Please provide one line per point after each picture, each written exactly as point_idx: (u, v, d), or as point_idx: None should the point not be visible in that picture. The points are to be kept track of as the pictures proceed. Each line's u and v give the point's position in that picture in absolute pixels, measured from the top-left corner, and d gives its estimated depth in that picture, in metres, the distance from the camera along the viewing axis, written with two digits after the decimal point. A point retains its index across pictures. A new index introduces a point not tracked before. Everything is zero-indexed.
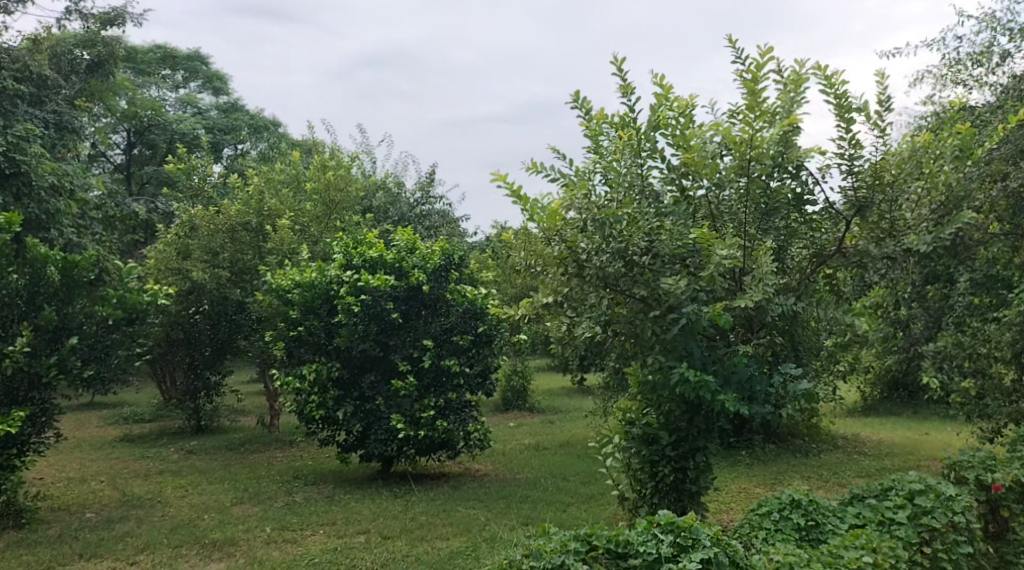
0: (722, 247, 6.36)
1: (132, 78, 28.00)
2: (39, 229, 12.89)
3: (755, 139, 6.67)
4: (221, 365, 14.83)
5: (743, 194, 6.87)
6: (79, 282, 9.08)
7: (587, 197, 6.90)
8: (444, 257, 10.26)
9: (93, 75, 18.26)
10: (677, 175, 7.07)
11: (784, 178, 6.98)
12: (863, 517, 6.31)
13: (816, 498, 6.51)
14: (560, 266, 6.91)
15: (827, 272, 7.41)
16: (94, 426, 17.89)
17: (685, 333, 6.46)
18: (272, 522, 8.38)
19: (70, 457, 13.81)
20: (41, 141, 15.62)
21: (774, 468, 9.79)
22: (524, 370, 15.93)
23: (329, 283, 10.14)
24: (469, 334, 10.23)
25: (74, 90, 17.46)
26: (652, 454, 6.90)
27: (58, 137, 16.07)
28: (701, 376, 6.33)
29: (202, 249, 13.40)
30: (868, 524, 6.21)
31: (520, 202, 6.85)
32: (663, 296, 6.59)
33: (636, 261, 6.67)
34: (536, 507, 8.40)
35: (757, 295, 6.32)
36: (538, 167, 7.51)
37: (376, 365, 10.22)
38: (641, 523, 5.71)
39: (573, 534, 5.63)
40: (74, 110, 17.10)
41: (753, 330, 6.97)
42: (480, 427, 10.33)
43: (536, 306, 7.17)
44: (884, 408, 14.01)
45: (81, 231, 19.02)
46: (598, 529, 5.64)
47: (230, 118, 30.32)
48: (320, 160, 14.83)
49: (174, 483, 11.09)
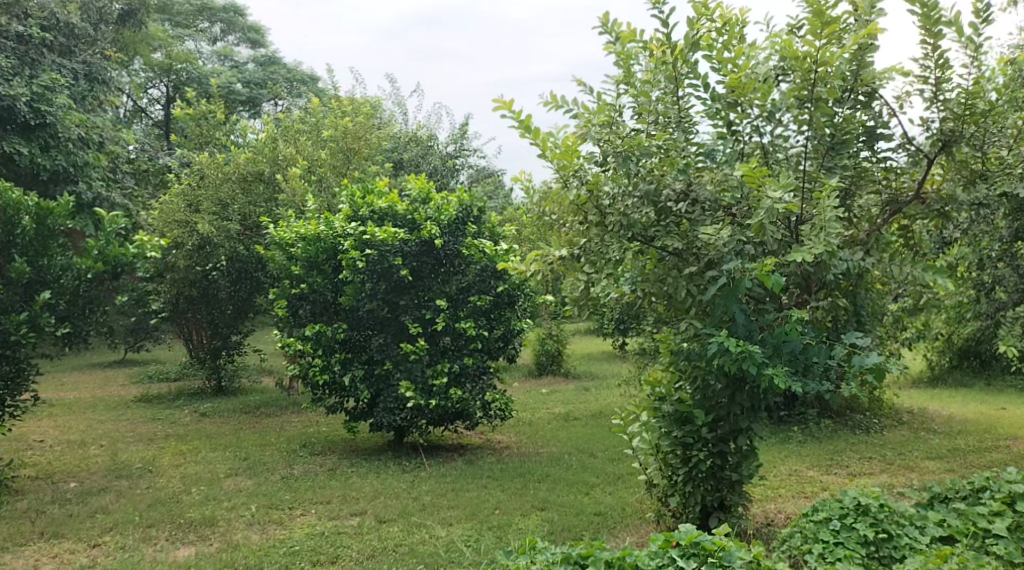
0: (775, 187, 5.31)
1: (167, 30, 27.33)
2: (70, 180, 16.92)
3: (819, 54, 5.58)
4: (241, 324, 14.00)
5: (804, 127, 5.76)
6: (54, 231, 8.30)
7: (612, 129, 5.90)
8: (461, 208, 9.26)
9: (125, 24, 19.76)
10: (723, 107, 5.93)
11: (851, 105, 5.77)
12: (950, 528, 5.29)
13: (887, 502, 5.49)
14: (578, 214, 5.97)
15: (901, 223, 6.34)
16: (118, 385, 17.27)
17: (724, 294, 5.37)
18: (260, 499, 7.49)
19: (78, 418, 13.10)
20: (69, 90, 17.08)
21: (831, 447, 8.71)
22: (560, 333, 14.92)
23: (336, 237, 9.18)
24: (489, 294, 9.24)
25: (106, 40, 18.79)
26: (686, 436, 5.83)
27: (86, 88, 17.61)
28: (743, 345, 5.25)
29: (209, 200, 12.64)
30: (958, 539, 5.27)
31: (530, 136, 5.78)
32: (701, 250, 5.66)
33: (670, 210, 5.78)
34: (556, 489, 7.41)
35: (817, 248, 5.20)
36: (559, 102, 6.36)
37: (386, 327, 9.29)
38: (658, 542, 5.00)
39: (561, 556, 4.92)
40: (106, 62, 18.47)
41: (811, 291, 5.81)
42: (500, 396, 9.34)
43: (549, 263, 6.05)
44: (953, 378, 12.78)
45: (109, 185, 18.62)
46: (596, 551, 4.92)
47: (267, 71, 29.38)
48: (340, 107, 13.88)
49: (174, 449, 10.29)
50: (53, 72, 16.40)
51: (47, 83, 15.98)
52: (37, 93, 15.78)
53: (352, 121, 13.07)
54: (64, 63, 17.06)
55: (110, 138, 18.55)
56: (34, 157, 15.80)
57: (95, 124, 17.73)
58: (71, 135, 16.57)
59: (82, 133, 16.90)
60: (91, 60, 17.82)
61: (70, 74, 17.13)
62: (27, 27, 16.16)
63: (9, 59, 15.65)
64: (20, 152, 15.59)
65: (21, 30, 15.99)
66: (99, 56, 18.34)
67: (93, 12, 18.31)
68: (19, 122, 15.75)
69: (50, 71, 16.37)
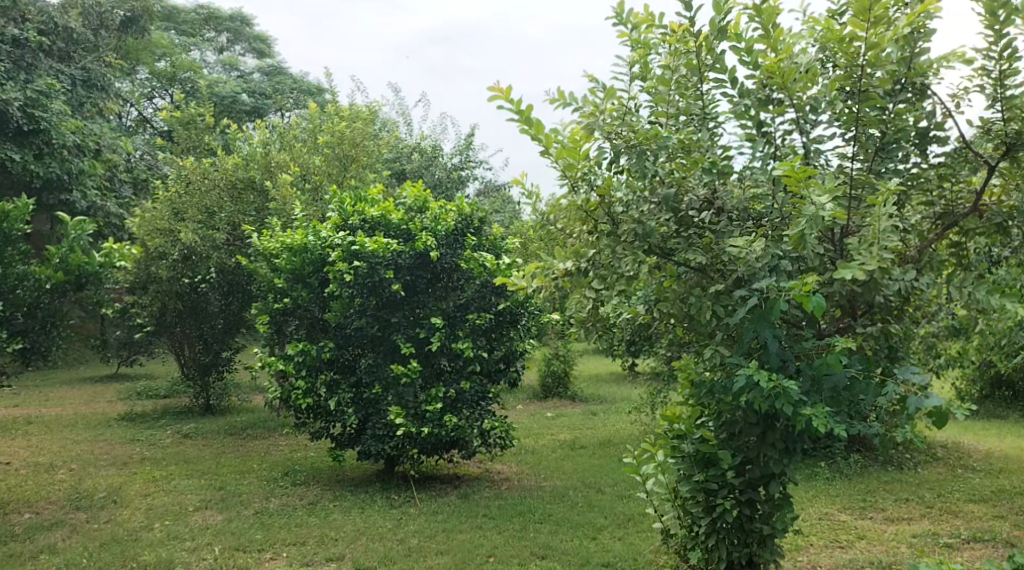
0: (819, 191, 4.57)
1: (172, 39, 26.76)
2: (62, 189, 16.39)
3: (869, 32, 4.75)
4: (231, 340, 13.22)
5: (846, 124, 4.97)
6: (10, 237, 7.75)
7: (624, 121, 5.10)
8: (460, 218, 8.49)
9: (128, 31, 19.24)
10: (754, 103, 5.14)
11: (907, 96, 4.93)
12: None
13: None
14: (587, 222, 5.19)
15: (955, 239, 5.53)
16: (104, 401, 16.45)
17: (754, 318, 4.61)
18: (226, 538, 6.72)
19: (55, 437, 12.34)
20: (65, 96, 16.52)
21: (863, 486, 7.90)
22: (566, 353, 14.11)
23: (323, 247, 8.44)
24: (488, 312, 8.45)
25: (107, 46, 18.21)
26: (709, 481, 5.00)
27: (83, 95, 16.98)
28: (777, 380, 4.46)
29: (196, 207, 11.96)
30: None
31: (531, 130, 4.98)
32: (730, 265, 4.90)
33: (692, 219, 5.04)
34: (559, 533, 6.62)
35: (868, 265, 4.39)
36: (567, 99, 5.40)
37: (376, 345, 8.50)
38: None
39: None
40: (105, 68, 17.90)
41: (855, 315, 4.99)
42: (499, 423, 8.54)
43: (553, 278, 5.26)
44: (986, 408, 11.94)
45: (104, 194, 17.97)
46: None
47: (273, 80, 28.69)
48: (337, 112, 13.12)
49: (147, 475, 9.49)
50: (49, 77, 15.79)
51: (42, 88, 15.36)
52: (31, 98, 15.22)
53: (349, 127, 12.35)
54: (61, 69, 16.54)
55: (107, 146, 17.97)
56: (25, 163, 15.23)
57: (90, 131, 17.07)
58: (67, 142, 16.02)
59: (78, 140, 16.34)
60: (90, 67, 17.28)
61: (68, 81, 16.70)
62: (24, 31, 15.64)
63: (3, 63, 15.04)
64: (12, 158, 15.03)
65: (17, 33, 15.48)
66: (98, 61, 17.77)
67: (93, 16, 17.74)
68: (13, 128, 15.20)
69: (47, 77, 15.77)
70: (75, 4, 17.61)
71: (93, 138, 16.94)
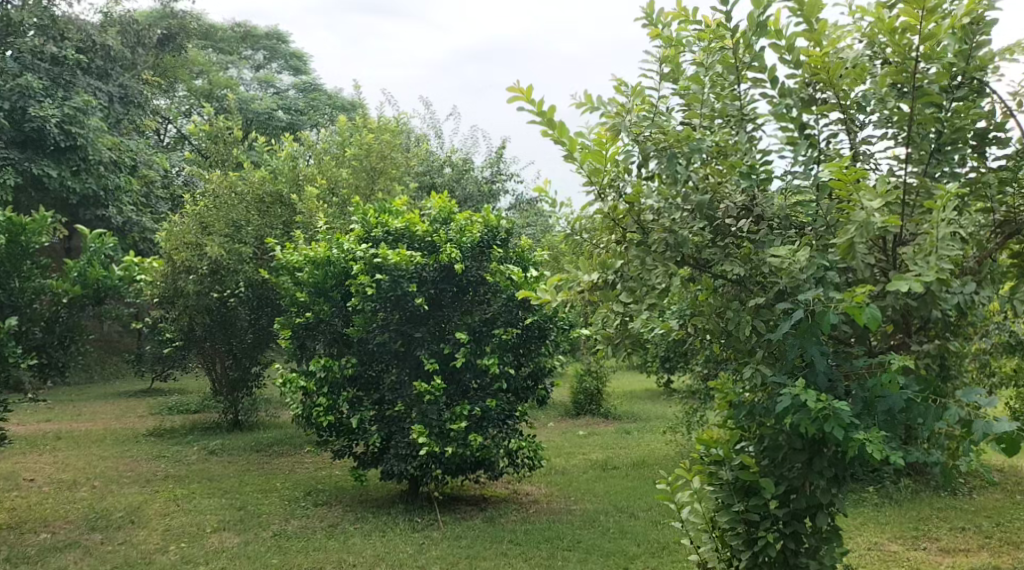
0: (869, 196, 4.19)
1: (208, 57, 26.85)
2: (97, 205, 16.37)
3: (925, 24, 4.40)
4: (261, 356, 13.02)
5: (899, 124, 4.59)
6: (28, 250, 7.51)
7: (653, 123, 4.77)
8: (486, 229, 8.19)
9: (164, 49, 19.27)
10: (796, 104, 4.76)
11: (965, 92, 4.55)
12: None
13: None
14: (614, 231, 4.84)
15: (1014, 248, 5.13)
16: (135, 416, 16.31)
17: (799, 334, 4.23)
18: (242, 564, 6.45)
19: (83, 453, 12.18)
20: (102, 113, 16.53)
21: (914, 513, 7.45)
22: (599, 370, 13.74)
23: (346, 260, 8.21)
24: (516, 327, 8.11)
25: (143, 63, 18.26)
26: (750, 512, 4.60)
27: (119, 111, 17.00)
28: (826, 402, 4.07)
29: (223, 221, 11.78)
30: None
31: (553, 132, 4.64)
32: (771, 277, 4.53)
33: (728, 228, 4.68)
34: (590, 562, 6.26)
35: (925, 276, 4.01)
36: (594, 102, 4.92)
37: (401, 362, 8.20)
38: None
39: None
40: (141, 85, 17.91)
41: (909, 331, 4.60)
42: (527, 443, 8.20)
43: (578, 291, 4.92)
44: None
45: (138, 210, 17.94)
46: None
47: (310, 96, 28.66)
48: (366, 124, 12.91)
49: (168, 493, 9.24)
50: (87, 94, 15.77)
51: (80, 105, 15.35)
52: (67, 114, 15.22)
53: (377, 139, 12.13)
54: (99, 86, 16.57)
55: (143, 161, 17.96)
56: (62, 179, 15.20)
57: (125, 147, 17.06)
58: (103, 158, 15.95)
59: (113, 156, 16.30)
60: (127, 84, 17.31)
61: (106, 98, 16.70)
62: (61, 49, 15.66)
63: (40, 79, 14.99)
64: (48, 174, 15.01)
65: (54, 51, 15.49)
66: (135, 78, 17.82)
67: (130, 34, 17.83)
68: (51, 145, 15.14)
69: (84, 93, 15.70)
70: (113, 21, 17.63)
71: (129, 154, 16.92)
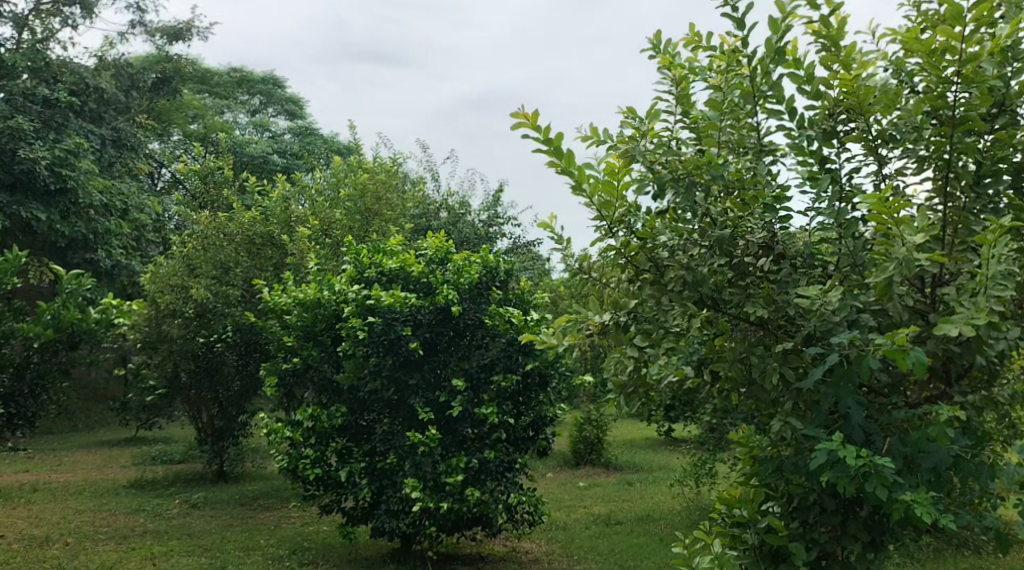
0: (911, 229, 3.77)
1: (204, 101, 26.64)
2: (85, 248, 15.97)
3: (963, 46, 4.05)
4: (249, 404, 12.55)
5: (936, 153, 4.21)
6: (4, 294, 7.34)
7: (669, 150, 4.38)
8: (484, 270, 7.84)
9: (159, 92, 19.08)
10: (820, 134, 4.38)
11: (1006, 120, 4.20)
12: None
13: None
14: (626, 269, 4.44)
15: None
16: (119, 467, 15.77)
17: (835, 381, 3.80)
18: None
19: (60, 505, 11.65)
20: (94, 155, 16.24)
21: None
22: (598, 419, 13.27)
23: (338, 302, 7.75)
24: (516, 374, 7.66)
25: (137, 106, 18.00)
26: None
27: (110, 153, 16.68)
28: (868, 458, 3.64)
29: (209, 263, 11.31)
30: None
31: (558, 159, 4.25)
32: (798, 319, 4.13)
33: (750, 267, 4.27)
34: None
35: (976, 317, 3.60)
36: (600, 134, 4.53)
37: (394, 410, 7.74)
38: None
39: None
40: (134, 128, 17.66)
41: (950, 380, 4.19)
42: (526, 498, 7.73)
43: (586, 335, 4.49)
44: None
45: (127, 255, 17.51)
46: None
47: (306, 139, 28.39)
48: (361, 165, 12.62)
49: (145, 552, 8.73)
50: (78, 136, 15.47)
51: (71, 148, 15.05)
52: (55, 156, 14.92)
53: (373, 180, 11.89)
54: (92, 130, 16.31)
55: (135, 205, 17.59)
56: (51, 222, 14.84)
57: (117, 190, 16.71)
58: (93, 201, 15.54)
59: (103, 199, 15.95)
60: (120, 126, 17.05)
61: (98, 140, 16.41)
62: (54, 91, 15.42)
63: (31, 121, 14.66)
64: (36, 218, 14.63)
65: (47, 93, 15.23)
66: (129, 121, 17.62)
67: (125, 76, 17.65)
68: (40, 187, 14.70)
69: (76, 136, 15.36)
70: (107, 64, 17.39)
71: (119, 197, 16.55)
